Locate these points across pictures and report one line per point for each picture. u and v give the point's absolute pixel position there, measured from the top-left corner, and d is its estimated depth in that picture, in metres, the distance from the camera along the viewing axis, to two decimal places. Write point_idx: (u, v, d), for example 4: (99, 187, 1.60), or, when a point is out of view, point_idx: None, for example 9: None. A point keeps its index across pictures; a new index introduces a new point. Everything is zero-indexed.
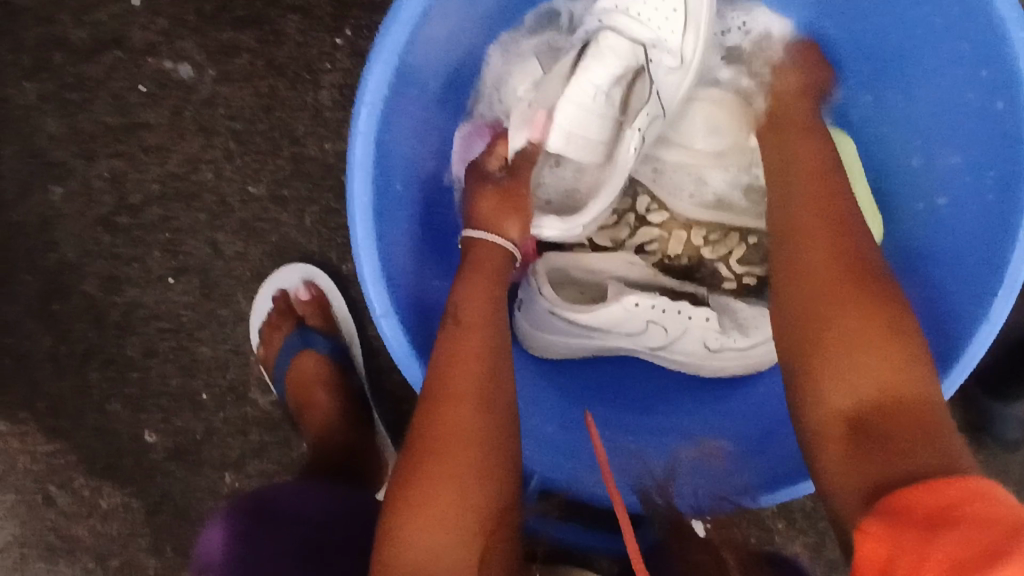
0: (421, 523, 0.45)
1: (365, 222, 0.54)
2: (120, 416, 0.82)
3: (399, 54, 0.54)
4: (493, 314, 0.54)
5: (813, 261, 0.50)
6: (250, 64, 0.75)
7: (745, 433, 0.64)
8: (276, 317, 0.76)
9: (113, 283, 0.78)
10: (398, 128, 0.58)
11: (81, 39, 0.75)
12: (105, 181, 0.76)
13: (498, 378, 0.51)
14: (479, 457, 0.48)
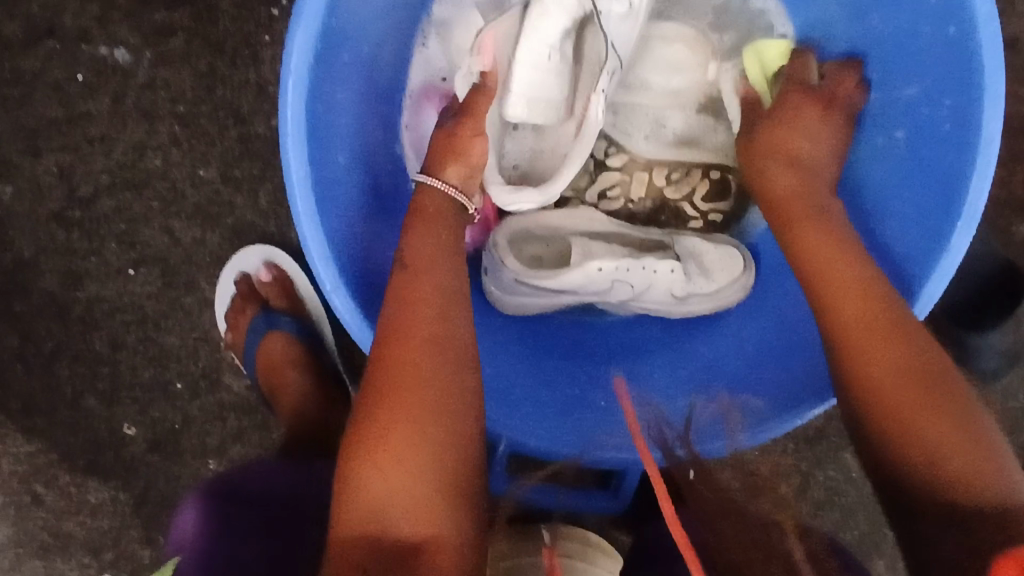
0: (379, 466, 0.43)
1: (303, 193, 0.51)
2: (97, 412, 0.82)
3: (323, 12, 0.50)
4: (439, 251, 0.51)
5: (851, 293, 0.51)
6: (187, 44, 0.72)
7: (714, 377, 0.63)
8: (240, 302, 0.75)
9: (72, 280, 0.77)
10: (337, 90, 0.55)
11: (14, 31, 0.73)
12: (53, 176, 0.74)
13: (451, 314, 0.49)
14: (438, 398, 0.45)
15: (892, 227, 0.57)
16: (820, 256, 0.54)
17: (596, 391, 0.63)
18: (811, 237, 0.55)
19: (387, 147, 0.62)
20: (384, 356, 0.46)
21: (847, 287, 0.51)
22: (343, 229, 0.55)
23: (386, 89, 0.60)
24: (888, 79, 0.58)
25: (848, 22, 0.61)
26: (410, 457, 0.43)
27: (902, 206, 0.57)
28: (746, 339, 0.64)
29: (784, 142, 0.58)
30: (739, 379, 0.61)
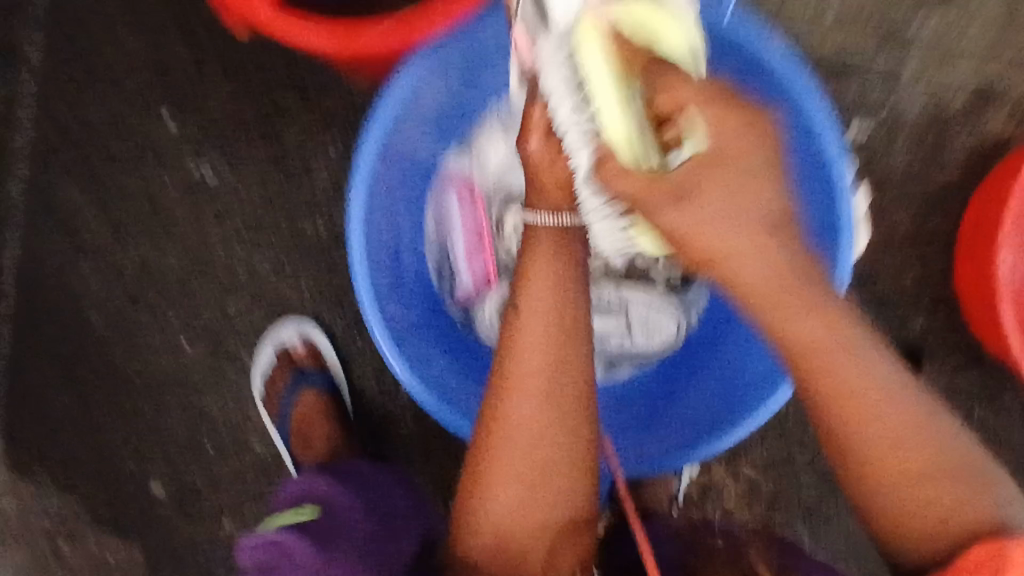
0: (490, 508, 0.59)
1: (359, 264, 0.71)
2: (131, 471, 0.92)
3: (370, 163, 0.71)
4: (556, 302, 0.58)
5: (859, 373, 0.46)
6: (259, 167, 0.89)
7: (722, 373, 0.79)
8: (278, 366, 0.90)
9: (135, 349, 0.91)
10: (384, 210, 0.77)
11: (124, 152, 0.89)
12: (135, 264, 0.90)
13: (557, 380, 0.58)
14: (542, 453, 0.58)
15: None
16: (826, 369, 0.46)
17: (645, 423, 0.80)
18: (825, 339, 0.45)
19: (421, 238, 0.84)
20: (496, 410, 0.59)
21: (856, 377, 0.46)
22: (388, 299, 0.75)
23: (416, 199, 0.83)
24: None
25: None
26: (519, 494, 0.59)
27: None
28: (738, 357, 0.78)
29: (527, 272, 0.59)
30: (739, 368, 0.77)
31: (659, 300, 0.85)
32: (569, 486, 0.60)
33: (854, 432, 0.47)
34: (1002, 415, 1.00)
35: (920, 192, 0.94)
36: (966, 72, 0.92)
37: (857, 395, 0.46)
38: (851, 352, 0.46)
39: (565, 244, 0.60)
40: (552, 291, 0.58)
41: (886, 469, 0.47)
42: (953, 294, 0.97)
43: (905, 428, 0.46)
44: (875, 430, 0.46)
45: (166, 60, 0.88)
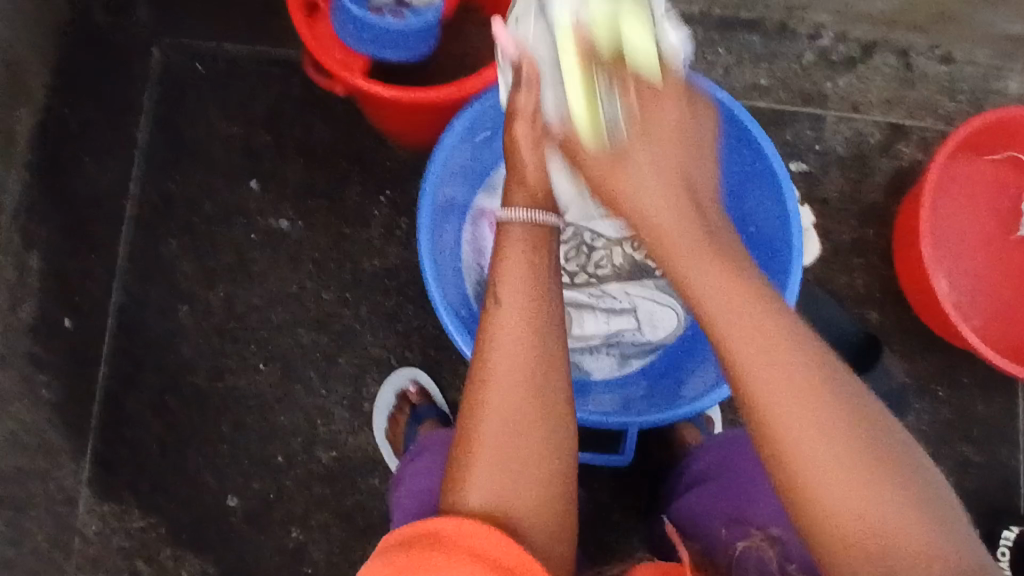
0: (480, 478, 0.57)
1: (428, 263, 0.86)
2: (209, 486, 1.03)
3: (431, 197, 0.89)
4: (533, 279, 0.64)
5: (815, 438, 0.51)
6: (327, 218, 1.08)
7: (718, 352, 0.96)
8: (399, 407, 1.03)
9: (217, 374, 1.05)
10: (439, 240, 0.94)
11: (214, 211, 1.08)
12: (221, 301, 1.07)
13: (540, 345, 0.61)
14: (530, 443, 0.58)
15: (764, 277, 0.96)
16: (770, 397, 0.52)
17: (659, 402, 0.96)
18: (768, 376, 0.53)
19: (460, 266, 0.99)
20: (479, 397, 0.59)
21: (813, 433, 0.51)
22: (454, 308, 0.90)
23: (456, 235, 1.00)
24: (743, 200, 0.98)
25: None
26: (509, 487, 0.56)
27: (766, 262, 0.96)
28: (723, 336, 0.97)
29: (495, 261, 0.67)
30: None
31: (658, 296, 1.05)
32: (553, 469, 0.58)
33: (809, 467, 0.51)
34: (963, 394, 1.15)
35: (856, 209, 1.18)
36: (877, 117, 1.19)
37: (814, 452, 0.51)
38: (801, 386, 0.52)
39: (540, 241, 0.68)
40: (532, 281, 0.64)
41: (832, 515, 0.50)
42: (900, 292, 1.17)
43: (856, 465, 0.50)
44: (838, 459, 0.50)
45: (252, 136, 1.10)
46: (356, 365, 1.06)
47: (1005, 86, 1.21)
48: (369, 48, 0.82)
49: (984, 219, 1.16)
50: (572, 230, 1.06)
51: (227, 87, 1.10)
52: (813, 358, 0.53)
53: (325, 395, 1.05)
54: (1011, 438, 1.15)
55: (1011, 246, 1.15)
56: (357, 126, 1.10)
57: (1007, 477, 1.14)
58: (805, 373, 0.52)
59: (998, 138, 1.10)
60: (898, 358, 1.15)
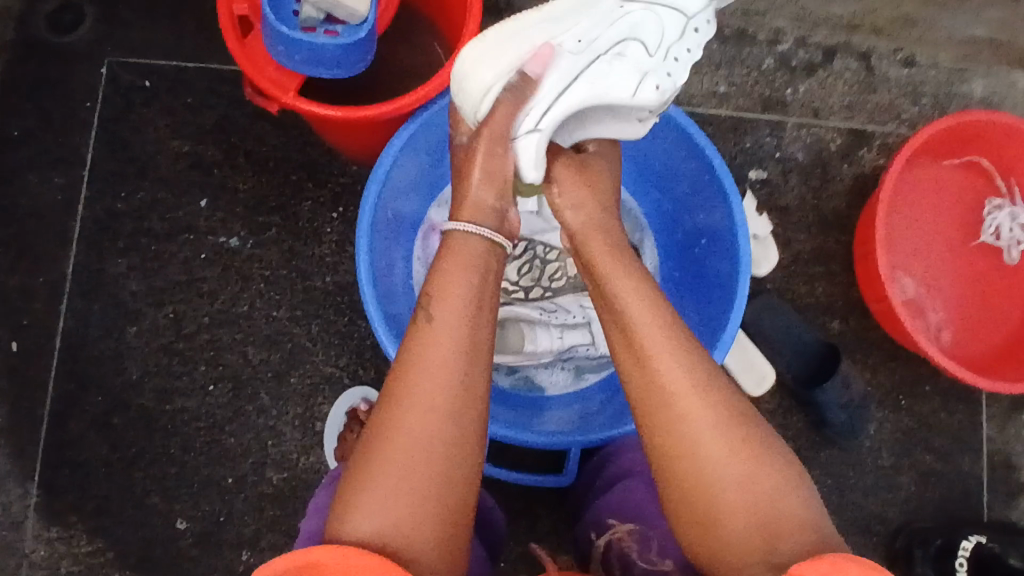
0: (366, 507, 0.54)
1: (368, 284, 0.84)
2: (158, 508, 1.02)
3: (369, 213, 0.86)
4: (466, 300, 0.61)
5: (721, 451, 0.56)
6: (277, 234, 1.07)
7: None
8: (349, 422, 1.01)
9: (165, 395, 1.04)
10: (382, 257, 0.91)
11: (162, 228, 1.07)
12: (169, 319, 1.05)
13: (462, 376, 0.58)
14: (430, 474, 0.55)
15: (716, 288, 0.94)
16: (675, 387, 0.58)
17: (607, 418, 0.94)
18: (671, 374, 0.59)
19: (407, 283, 0.98)
20: (382, 421, 0.57)
21: (706, 423, 0.57)
22: (395, 327, 0.88)
23: (404, 252, 0.98)
24: (697, 211, 0.97)
25: (657, 191, 1.03)
26: (401, 511, 0.54)
27: (718, 273, 0.94)
28: None
29: (428, 284, 0.63)
30: None
31: None
32: (456, 504, 0.56)
33: (707, 455, 0.56)
34: (925, 403, 1.14)
35: (816, 216, 1.16)
36: (839, 123, 1.18)
37: (708, 437, 0.57)
38: (693, 379, 0.59)
39: (479, 256, 0.64)
40: (464, 308, 0.60)
41: (724, 501, 0.55)
42: (861, 301, 1.15)
43: (743, 450, 0.56)
44: (734, 463, 0.56)
45: (201, 151, 1.08)
46: (307, 384, 1.05)
47: (969, 89, 1.19)
48: (302, 66, 0.81)
49: (947, 226, 1.14)
50: (524, 244, 1.06)
51: (174, 102, 1.09)
52: (729, 398, 0.59)
53: (275, 416, 1.04)
54: (973, 446, 1.13)
55: (973, 253, 1.14)
56: (307, 140, 1.08)
57: (969, 486, 1.13)
58: (724, 413, 0.58)
59: (958, 142, 1.09)
60: (858, 367, 1.14)
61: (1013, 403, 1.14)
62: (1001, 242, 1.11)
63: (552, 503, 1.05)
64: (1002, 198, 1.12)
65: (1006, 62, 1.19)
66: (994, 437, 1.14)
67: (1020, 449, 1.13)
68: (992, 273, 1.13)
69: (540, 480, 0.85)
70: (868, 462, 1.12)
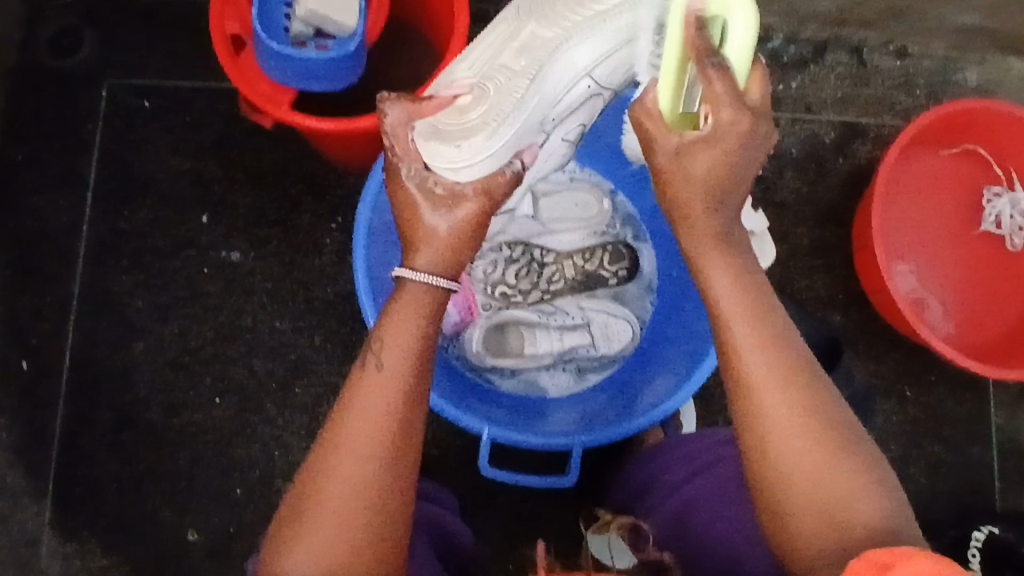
0: (297, 546, 0.57)
1: (365, 294, 0.85)
2: (169, 522, 1.03)
3: (366, 220, 0.87)
4: (407, 346, 0.62)
5: (807, 451, 0.56)
6: (277, 247, 1.08)
7: (677, 364, 0.94)
8: None
9: (173, 410, 1.05)
10: (380, 261, 0.92)
11: (165, 245, 1.09)
12: (175, 335, 1.07)
13: (399, 423, 0.60)
14: (359, 518, 0.57)
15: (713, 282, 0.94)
16: (775, 416, 0.57)
17: (612, 417, 0.93)
18: (766, 374, 0.57)
19: None
20: (319, 464, 0.59)
21: (794, 423, 0.56)
22: None
23: None
24: None
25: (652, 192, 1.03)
26: (328, 555, 0.56)
27: None
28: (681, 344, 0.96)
29: (381, 327, 0.63)
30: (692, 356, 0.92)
31: (613, 309, 1.04)
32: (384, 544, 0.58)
33: (795, 475, 0.56)
34: (930, 393, 1.13)
35: (812, 211, 1.16)
36: (831, 117, 1.18)
37: (793, 438, 0.56)
38: (787, 375, 0.57)
39: (433, 303, 0.64)
40: (403, 356, 0.62)
41: (810, 501, 0.55)
42: (861, 293, 1.15)
43: (817, 442, 0.56)
44: (819, 462, 0.56)
45: (201, 169, 1.10)
46: (312, 395, 1.06)
47: (962, 77, 1.19)
48: (293, 80, 0.82)
49: (948, 216, 1.14)
50: (521, 247, 1.06)
51: (174, 122, 1.11)
52: (819, 392, 0.58)
53: (282, 426, 1.05)
54: (981, 435, 1.13)
55: (976, 242, 1.13)
56: (305, 153, 1.10)
57: (979, 476, 1.12)
58: (813, 414, 0.57)
59: (953, 131, 1.09)
60: (861, 359, 1.13)
61: (1022, 390, 1.14)
62: (1004, 230, 1.11)
63: (557, 505, 1.06)
64: (1003, 185, 1.12)
65: (1000, 48, 1.18)
66: (1003, 425, 1.13)
67: None
68: (993, 261, 1.13)
69: (544, 482, 0.85)
70: None
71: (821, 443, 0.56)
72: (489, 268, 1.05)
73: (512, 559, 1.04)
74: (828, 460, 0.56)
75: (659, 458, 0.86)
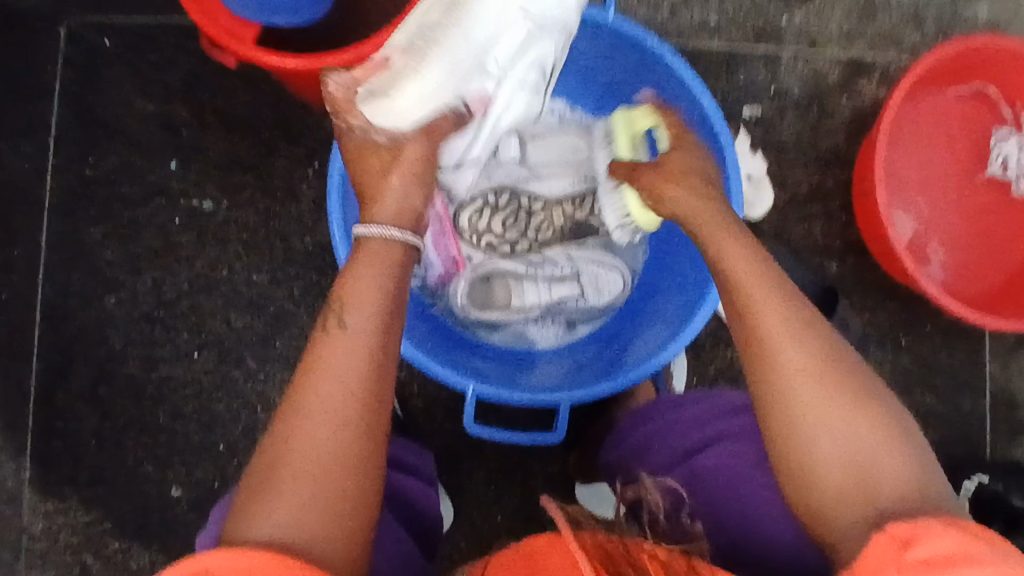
0: (266, 505, 0.52)
1: (343, 245, 0.81)
2: (151, 476, 1.02)
3: (343, 165, 0.83)
4: (374, 298, 0.60)
5: (831, 418, 0.54)
6: (252, 195, 1.04)
7: (670, 317, 0.91)
8: None
9: (150, 364, 1.02)
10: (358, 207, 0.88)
11: (134, 193, 1.04)
12: (148, 287, 1.03)
13: (369, 379, 0.56)
14: (333, 474, 0.53)
15: None
16: (796, 386, 0.54)
17: (601, 370, 0.92)
18: (788, 342, 0.56)
19: None
20: (289, 419, 0.55)
21: (816, 391, 0.54)
22: None
23: None
24: None
25: None
26: (300, 512, 0.52)
27: None
28: (674, 297, 0.94)
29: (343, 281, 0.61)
30: (687, 311, 0.88)
31: (604, 259, 1.00)
32: (359, 506, 0.54)
33: (822, 454, 0.53)
34: (926, 343, 1.11)
35: (812, 154, 1.11)
36: (836, 54, 1.12)
37: (815, 405, 0.54)
38: (808, 344, 0.55)
39: (394, 260, 0.63)
40: (371, 310, 0.59)
41: (834, 471, 0.53)
42: (859, 241, 1.11)
43: (843, 409, 0.54)
44: (846, 430, 0.53)
45: (168, 111, 1.04)
46: (293, 348, 1.03)
47: (975, 12, 1.12)
48: (255, 13, 0.76)
49: (954, 161, 1.09)
50: (508, 194, 0.98)
51: (138, 61, 1.04)
52: (846, 362, 0.56)
53: (263, 380, 1.02)
54: (975, 385, 1.11)
55: (983, 187, 1.09)
56: (279, 94, 1.04)
57: (971, 426, 1.11)
58: (844, 383, 0.55)
59: (963, 69, 1.04)
60: (857, 308, 1.11)
61: (1017, 340, 1.12)
62: (1010, 173, 1.07)
63: (546, 458, 1.05)
64: (1010, 126, 1.08)
65: None
66: (998, 375, 1.11)
67: None
68: (998, 207, 1.09)
69: (531, 437, 0.84)
70: None
71: (849, 412, 0.54)
72: (474, 217, 0.97)
73: (500, 511, 1.04)
74: (855, 430, 0.53)
75: (648, 418, 0.83)
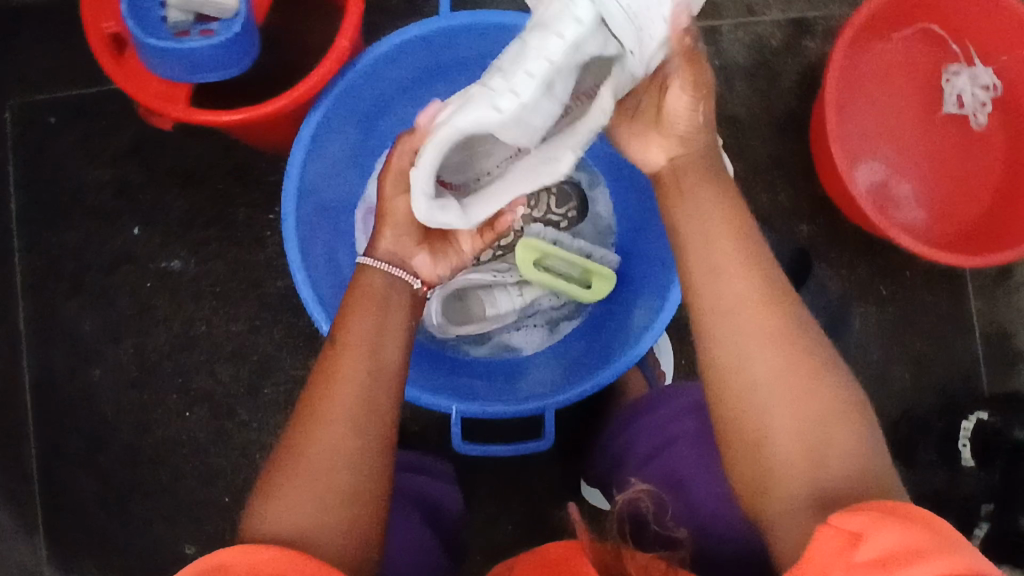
0: (279, 502, 0.54)
1: (306, 288, 0.79)
2: (163, 537, 1.03)
3: (294, 207, 0.81)
4: (379, 320, 0.63)
5: (787, 391, 0.55)
6: (218, 247, 1.04)
7: (647, 303, 0.91)
8: None
9: (145, 429, 1.04)
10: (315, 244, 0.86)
11: (102, 264, 1.04)
12: (131, 354, 1.04)
13: (374, 389, 0.59)
14: (339, 476, 0.55)
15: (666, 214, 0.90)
16: (754, 356, 0.55)
17: (587, 368, 0.91)
18: (751, 315, 0.57)
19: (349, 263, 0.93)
20: (301, 425, 0.58)
21: (775, 364, 0.55)
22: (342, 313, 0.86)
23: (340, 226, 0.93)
24: None
25: None
26: (308, 509, 0.54)
27: None
28: (647, 281, 0.93)
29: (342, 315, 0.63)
30: (660, 294, 0.88)
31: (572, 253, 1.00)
32: (364, 505, 0.56)
33: (775, 426, 0.54)
34: (907, 289, 1.11)
35: (767, 120, 1.11)
36: (776, 16, 1.11)
37: (772, 376, 0.55)
38: (770, 317, 0.56)
39: (391, 292, 0.65)
40: (376, 330, 0.62)
41: (787, 443, 0.54)
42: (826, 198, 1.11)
43: (801, 381, 0.55)
44: (801, 404, 0.54)
45: (122, 177, 1.05)
46: (281, 391, 1.04)
47: None
48: (184, 76, 0.76)
49: (909, 104, 1.09)
50: None
51: (85, 133, 1.04)
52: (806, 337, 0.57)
53: (257, 427, 1.03)
54: (962, 323, 1.11)
55: (943, 124, 1.08)
56: (228, 144, 1.04)
57: (964, 365, 1.11)
58: (803, 357, 0.56)
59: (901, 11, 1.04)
60: (834, 266, 1.10)
61: (998, 272, 1.11)
62: (966, 109, 1.07)
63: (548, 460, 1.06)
64: (959, 62, 1.07)
65: None
66: (983, 310, 1.11)
67: (1012, 316, 1.11)
68: (958, 143, 1.08)
69: (525, 448, 0.84)
70: (859, 359, 1.10)
71: (808, 383, 0.55)
72: None
73: (509, 519, 1.05)
74: (811, 403, 0.54)
75: (641, 413, 0.82)
